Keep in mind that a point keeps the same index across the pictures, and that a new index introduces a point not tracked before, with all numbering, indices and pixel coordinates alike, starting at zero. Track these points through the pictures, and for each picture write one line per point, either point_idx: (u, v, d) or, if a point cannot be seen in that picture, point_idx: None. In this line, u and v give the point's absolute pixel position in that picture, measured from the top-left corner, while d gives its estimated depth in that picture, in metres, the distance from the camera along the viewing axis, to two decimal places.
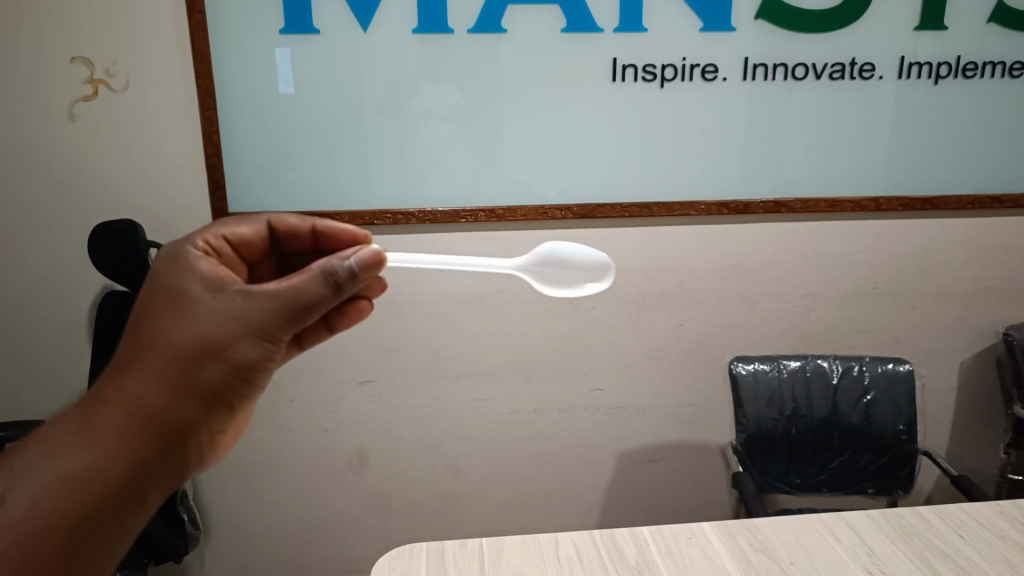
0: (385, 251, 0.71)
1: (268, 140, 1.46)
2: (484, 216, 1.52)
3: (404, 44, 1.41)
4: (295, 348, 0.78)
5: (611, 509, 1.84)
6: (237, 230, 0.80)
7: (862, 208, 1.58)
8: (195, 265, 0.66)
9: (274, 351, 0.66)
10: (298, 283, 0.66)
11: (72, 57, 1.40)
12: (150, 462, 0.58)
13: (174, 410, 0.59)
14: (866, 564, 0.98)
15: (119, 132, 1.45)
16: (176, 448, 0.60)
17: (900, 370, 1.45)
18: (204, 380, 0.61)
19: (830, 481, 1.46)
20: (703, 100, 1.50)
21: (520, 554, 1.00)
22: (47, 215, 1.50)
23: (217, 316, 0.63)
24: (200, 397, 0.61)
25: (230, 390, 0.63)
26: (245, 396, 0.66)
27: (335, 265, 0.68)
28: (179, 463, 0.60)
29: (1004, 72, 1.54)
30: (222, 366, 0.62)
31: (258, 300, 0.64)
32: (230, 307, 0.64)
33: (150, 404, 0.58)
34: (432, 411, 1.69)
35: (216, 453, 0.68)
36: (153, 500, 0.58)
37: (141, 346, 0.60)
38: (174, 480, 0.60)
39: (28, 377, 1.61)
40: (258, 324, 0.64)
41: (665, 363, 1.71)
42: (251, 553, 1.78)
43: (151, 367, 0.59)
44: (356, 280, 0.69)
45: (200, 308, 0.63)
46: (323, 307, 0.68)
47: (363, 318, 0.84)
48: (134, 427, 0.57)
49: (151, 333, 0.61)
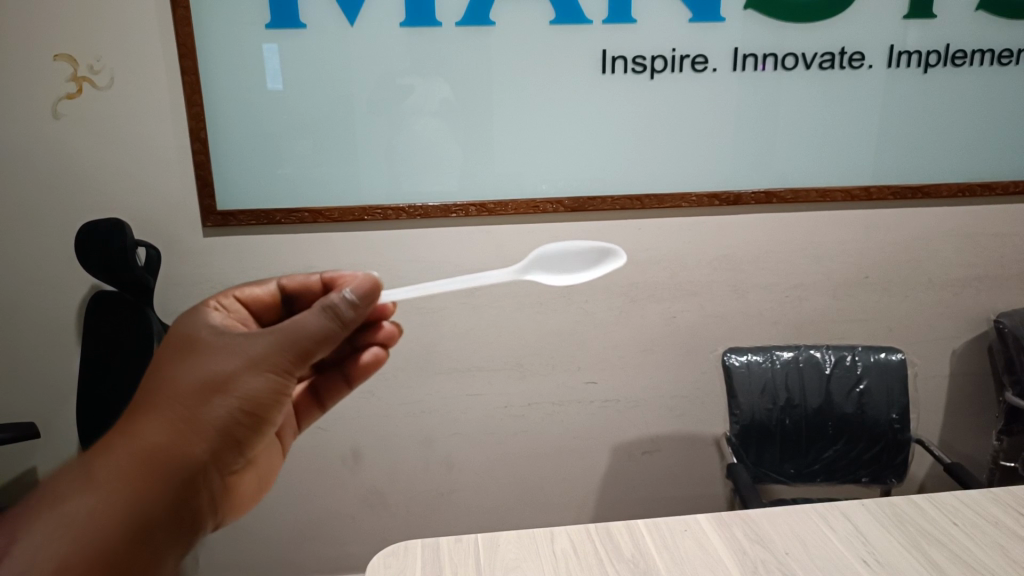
0: (379, 276, 0.71)
1: (256, 137, 1.45)
2: (474, 211, 1.52)
3: (391, 37, 1.40)
4: (317, 409, 0.88)
5: (606, 503, 1.84)
6: (246, 290, 0.81)
7: (852, 197, 1.58)
8: (201, 317, 0.69)
9: (285, 386, 0.66)
10: (302, 319, 0.67)
11: (54, 55, 1.38)
12: (161, 504, 0.58)
13: (180, 449, 0.60)
14: (860, 552, 0.98)
15: (104, 131, 1.44)
16: (186, 488, 0.60)
17: (893, 358, 1.46)
18: (208, 418, 0.62)
19: (824, 471, 1.47)
20: (691, 91, 1.49)
21: (516, 549, 1.00)
22: (34, 216, 1.49)
23: (222, 355, 0.64)
24: (207, 436, 0.62)
25: (238, 428, 0.64)
26: (254, 436, 0.66)
27: (335, 300, 0.68)
28: (191, 507, 0.61)
29: (993, 59, 1.54)
30: (224, 404, 0.63)
31: (260, 337, 0.65)
32: (235, 346, 0.65)
33: (157, 443, 0.59)
34: (425, 407, 1.69)
35: (232, 500, 0.68)
36: (163, 543, 0.58)
37: (148, 389, 0.62)
38: (187, 527, 0.61)
39: (16, 379, 1.60)
40: (264, 360, 0.64)
41: (658, 355, 1.71)
42: (246, 551, 1.78)
43: (155, 408, 0.60)
44: (357, 310, 0.69)
45: (207, 348, 0.64)
46: (329, 344, 0.68)
47: (379, 365, 0.85)
48: (141, 467, 0.58)
49: (157, 378, 0.62)
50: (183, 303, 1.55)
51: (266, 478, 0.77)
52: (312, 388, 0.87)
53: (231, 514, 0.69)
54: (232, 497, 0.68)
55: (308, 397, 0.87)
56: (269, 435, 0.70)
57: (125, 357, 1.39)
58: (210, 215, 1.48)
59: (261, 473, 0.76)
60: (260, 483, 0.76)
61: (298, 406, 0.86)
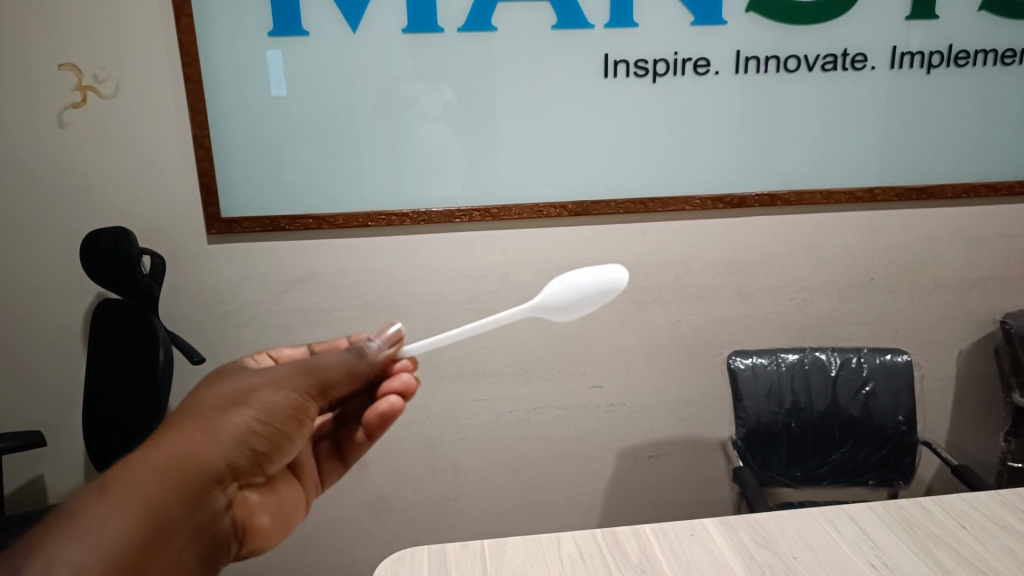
0: (404, 329, 0.81)
1: (260, 144, 1.45)
2: (478, 216, 1.52)
3: (393, 44, 1.40)
4: (339, 466, 0.88)
5: (612, 507, 1.84)
6: (278, 350, 0.88)
7: (857, 199, 1.58)
8: (231, 365, 0.76)
9: (303, 407, 0.71)
10: (324, 356, 0.75)
11: (59, 65, 1.39)
12: (185, 495, 0.58)
13: (203, 448, 0.62)
14: (869, 557, 0.97)
15: (108, 140, 1.45)
16: (205, 492, 0.61)
17: (899, 360, 1.45)
18: (230, 424, 0.65)
19: (830, 474, 1.46)
20: (694, 94, 1.49)
21: (522, 555, 1.00)
22: (40, 225, 1.50)
23: (246, 380, 0.70)
24: (227, 441, 0.64)
25: (257, 441, 0.67)
26: (271, 456, 0.69)
27: (362, 346, 0.78)
28: (207, 513, 0.61)
29: (997, 59, 1.53)
30: (246, 414, 0.67)
31: (285, 366, 0.73)
32: (260, 375, 0.71)
33: (178, 448, 0.60)
34: (431, 412, 1.69)
35: (244, 522, 0.68)
36: (182, 534, 0.57)
37: (176, 411, 0.66)
38: (202, 535, 0.60)
39: (23, 389, 1.61)
40: (283, 381, 0.71)
41: (663, 359, 1.70)
42: (252, 560, 1.78)
43: (183, 419, 0.64)
44: (379, 352, 0.78)
45: (233, 378, 0.71)
46: (346, 377, 0.75)
47: (395, 415, 0.80)
48: (167, 467, 0.58)
49: (187, 402, 0.67)
50: (189, 310, 1.56)
51: (289, 510, 0.76)
52: (334, 444, 0.88)
53: (244, 540, 0.68)
54: (246, 519, 0.68)
55: (329, 452, 0.88)
56: (286, 460, 0.72)
57: (129, 365, 1.39)
58: (214, 222, 1.48)
59: (282, 503, 0.75)
60: (282, 516, 0.75)
61: (320, 460, 0.87)
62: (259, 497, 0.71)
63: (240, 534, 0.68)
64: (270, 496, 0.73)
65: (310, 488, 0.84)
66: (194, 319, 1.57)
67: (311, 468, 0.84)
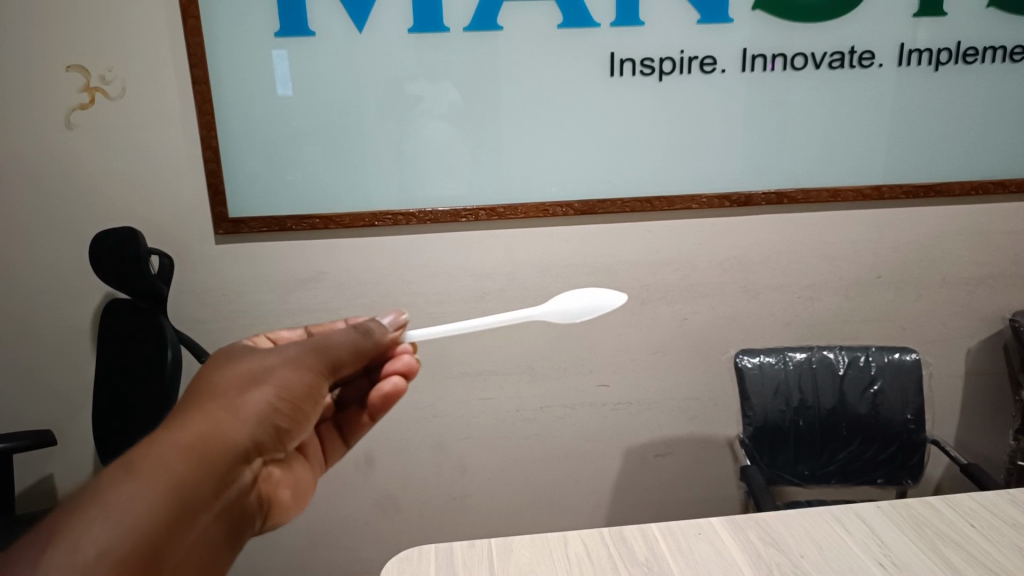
0: (406, 315, 0.81)
1: (266, 144, 1.45)
2: (484, 215, 1.52)
3: (400, 43, 1.40)
4: (342, 445, 0.88)
5: (619, 506, 1.84)
6: (277, 333, 0.88)
7: (864, 196, 1.57)
8: (238, 341, 0.75)
9: (317, 386, 0.71)
10: (333, 335, 0.74)
11: (67, 66, 1.40)
12: (210, 475, 0.58)
13: (225, 427, 0.62)
14: (877, 556, 0.97)
15: (116, 140, 1.45)
16: (229, 472, 0.60)
17: (907, 358, 1.44)
18: (250, 403, 0.65)
19: (839, 472, 1.46)
20: (701, 92, 1.49)
21: (529, 554, 1.00)
22: (49, 225, 1.50)
23: (260, 358, 0.69)
24: (249, 420, 0.64)
25: (277, 419, 0.66)
26: (289, 434, 0.69)
27: (369, 327, 0.78)
28: (230, 493, 0.61)
29: (1005, 56, 1.52)
30: (265, 393, 0.66)
31: (298, 345, 0.72)
32: (274, 352, 0.70)
33: (202, 428, 0.60)
34: (437, 411, 1.69)
35: (266, 497, 0.68)
36: (205, 514, 0.57)
37: (194, 387, 0.65)
38: (224, 515, 0.60)
39: (32, 388, 1.62)
40: (298, 360, 0.70)
41: (669, 357, 1.70)
42: (260, 558, 1.78)
43: (203, 397, 0.64)
44: (385, 335, 0.78)
45: (248, 355, 0.70)
46: (356, 358, 0.75)
47: (398, 395, 0.82)
48: (191, 446, 0.58)
49: (204, 379, 0.67)
50: (196, 310, 1.57)
51: (303, 487, 0.76)
52: (338, 423, 0.88)
53: (266, 515, 0.69)
54: (267, 495, 0.69)
55: (334, 432, 0.88)
56: (303, 437, 0.72)
57: (138, 364, 1.40)
58: (221, 222, 1.49)
59: (297, 479, 0.75)
60: (298, 490, 0.75)
61: (324, 439, 0.86)
62: (278, 473, 0.71)
63: (263, 510, 0.68)
64: (285, 471, 0.73)
65: (319, 466, 0.84)
66: (202, 319, 1.57)
67: (318, 446, 0.84)
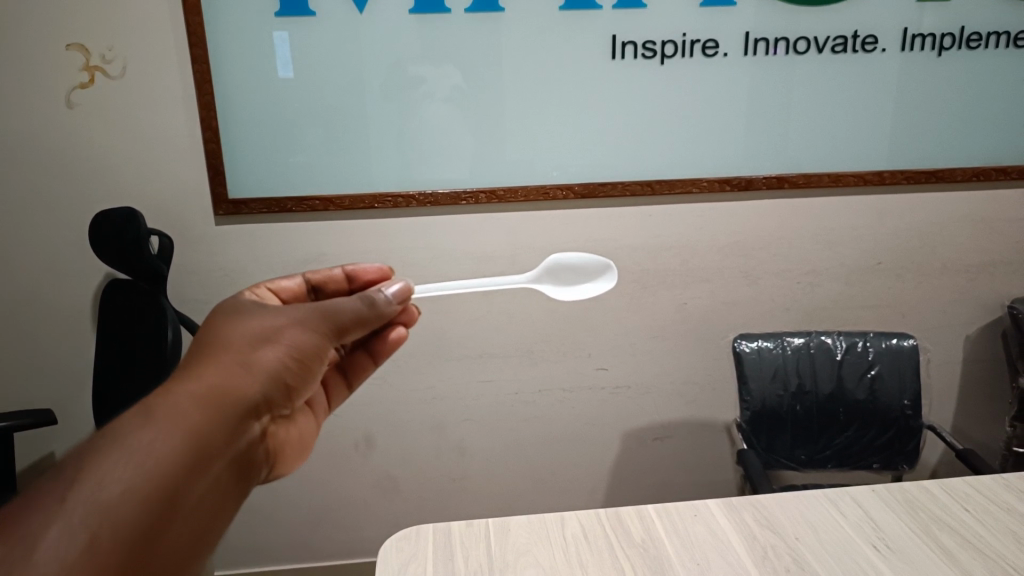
0: (411, 282, 0.80)
1: (267, 125, 1.45)
2: (484, 198, 1.52)
3: (401, 24, 1.40)
4: (346, 389, 0.89)
5: (617, 489, 1.85)
6: (277, 282, 0.86)
7: (865, 182, 1.57)
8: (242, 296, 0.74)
9: (323, 349, 0.71)
10: (341, 299, 0.74)
11: (67, 44, 1.39)
12: (226, 425, 0.58)
13: (238, 381, 0.62)
14: (871, 538, 0.98)
15: (116, 119, 1.45)
16: (243, 423, 0.60)
17: (905, 344, 1.45)
18: (260, 360, 0.65)
19: (836, 456, 1.46)
20: (703, 75, 1.48)
21: (526, 533, 1.01)
22: (49, 203, 1.50)
23: (270, 316, 0.69)
24: (260, 376, 0.64)
25: (286, 377, 0.66)
26: (297, 391, 0.69)
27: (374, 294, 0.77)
28: (244, 444, 0.61)
29: (1009, 42, 1.51)
30: (275, 352, 0.66)
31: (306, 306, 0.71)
32: (283, 311, 0.70)
33: (217, 380, 0.60)
34: (437, 394, 1.70)
35: (273, 451, 0.69)
36: (223, 462, 0.57)
37: (205, 338, 0.65)
38: (238, 465, 0.60)
39: (34, 365, 1.62)
40: (307, 322, 0.70)
41: (669, 342, 1.71)
42: (261, 537, 1.80)
43: (215, 349, 0.63)
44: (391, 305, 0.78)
45: (257, 311, 0.69)
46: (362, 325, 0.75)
47: (400, 344, 0.86)
48: (210, 394, 0.58)
49: (213, 331, 0.66)
50: (197, 290, 1.57)
51: (307, 442, 0.76)
52: (340, 366, 0.89)
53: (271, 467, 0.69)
54: (273, 449, 0.69)
55: (338, 377, 0.88)
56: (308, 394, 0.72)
57: (138, 343, 1.40)
58: (222, 203, 1.49)
59: (301, 434, 0.75)
60: (302, 445, 0.75)
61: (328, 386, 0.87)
62: (283, 429, 0.71)
63: (268, 462, 0.68)
64: (290, 426, 0.73)
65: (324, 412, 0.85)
66: (202, 299, 1.58)
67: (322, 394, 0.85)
